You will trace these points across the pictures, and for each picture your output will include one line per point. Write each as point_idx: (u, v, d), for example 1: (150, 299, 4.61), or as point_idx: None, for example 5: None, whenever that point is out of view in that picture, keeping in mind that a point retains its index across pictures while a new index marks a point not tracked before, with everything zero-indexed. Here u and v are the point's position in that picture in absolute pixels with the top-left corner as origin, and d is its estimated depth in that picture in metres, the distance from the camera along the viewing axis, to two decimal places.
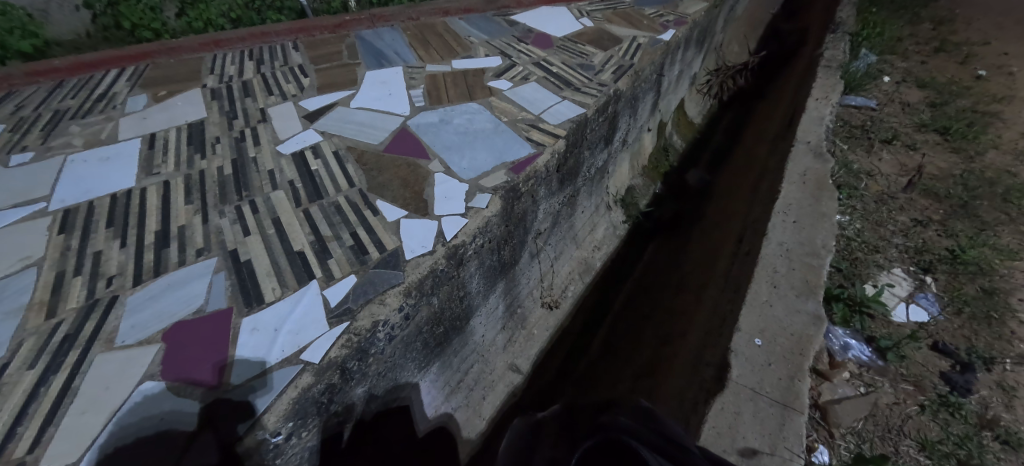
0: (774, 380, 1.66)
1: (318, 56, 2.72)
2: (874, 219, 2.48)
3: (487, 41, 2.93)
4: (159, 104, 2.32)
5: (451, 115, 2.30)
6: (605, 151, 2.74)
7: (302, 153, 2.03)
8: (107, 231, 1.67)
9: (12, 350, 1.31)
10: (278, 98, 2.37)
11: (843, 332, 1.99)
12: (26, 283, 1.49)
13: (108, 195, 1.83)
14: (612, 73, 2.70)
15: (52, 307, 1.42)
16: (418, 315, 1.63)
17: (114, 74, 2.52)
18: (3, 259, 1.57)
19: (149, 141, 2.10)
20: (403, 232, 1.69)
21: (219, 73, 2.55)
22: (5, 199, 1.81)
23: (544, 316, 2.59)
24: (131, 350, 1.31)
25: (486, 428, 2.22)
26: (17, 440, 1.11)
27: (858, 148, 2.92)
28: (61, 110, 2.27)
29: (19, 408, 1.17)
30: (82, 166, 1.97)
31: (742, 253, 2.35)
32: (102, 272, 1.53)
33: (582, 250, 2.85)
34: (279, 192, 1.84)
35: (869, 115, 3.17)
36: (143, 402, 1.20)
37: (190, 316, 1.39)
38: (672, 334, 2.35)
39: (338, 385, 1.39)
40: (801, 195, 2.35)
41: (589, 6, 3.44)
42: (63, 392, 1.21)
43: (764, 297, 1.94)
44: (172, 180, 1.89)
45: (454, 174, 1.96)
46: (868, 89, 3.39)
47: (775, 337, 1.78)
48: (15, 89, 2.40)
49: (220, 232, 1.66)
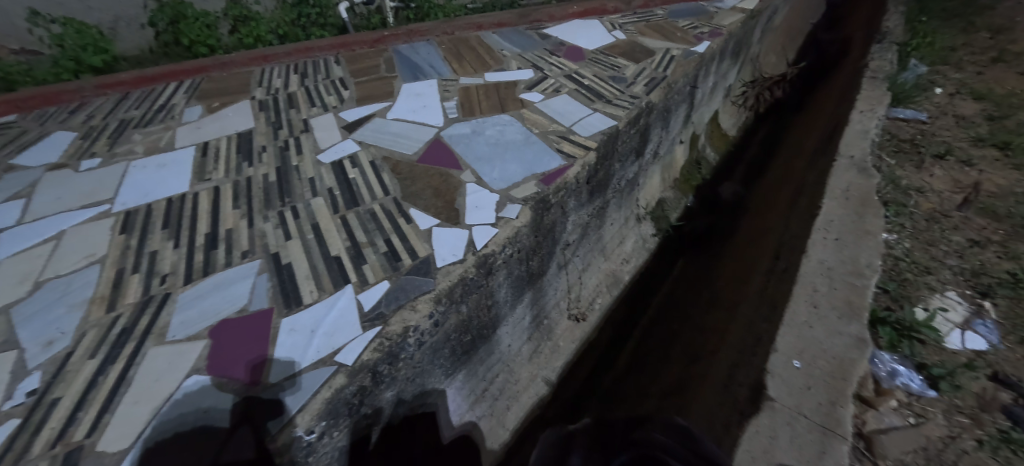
0: (814, 405, 1.59)
1: (357, 70, 2.83)
2: (926, 239, 2.35)
3: (519, 54, 2.99)
4: (212, 115, 2.47)
5: (483, 127, 2.34)
6: (636, 164, 2.72)
7: (340, 162, 2.12)
8: (163, 232, 1.79)
9: (75, 340, 1.42)
10: (319, 110, 2.48)
11: (891, 358, 1.88)
12: (90, 278, 1.62)
13: (164, 198, 1.96)
14: (645, 86, 2.69)
15: (112, 301, 1.53)
16: (447, 322, 1.66)
17: (173, 87, 2.71)
18: (71, 256, 1.71)
19: (202, 149, 2.24)
20: (435, 240, 1.72)
21: (267, 86, 2.69)
22: (75, 201, 1.96)
23: (571, 329, 2.55)
24: (179, 345, 1.39)
25: (509, 439, 2.22)
26: (77, 424, 1.20)
27: (906, 163, 2.78)
28: (126, 119, 2.45)
29: (80, 394, 1.26)
30: (142, 171, 2.12)
31: (779, 270, 2.27)
32: (157, 270, 1.63)
33: (610, 262, 2.80)
34: (319, 199, 1.92)
35: (918, 129, 3.02)
36: (188, 395, 1.27)
37: (234, 315, 1.46)
38: (702, 352, 2.28)
39: (368, 388, 1.42)
40: (843, 211, 2.27)
41: (622, 19, 3.45)
42: (119, 381, 1.29)
43: (804, 318, 1.86)
44: (222, 186, 2.01)
45: (485, 184, 1.99)
46: (917, 101, 3.24)
47: (815, 360, 1.72)
48: (86, 101, 2.62)
49: (264, 235, 1.75)
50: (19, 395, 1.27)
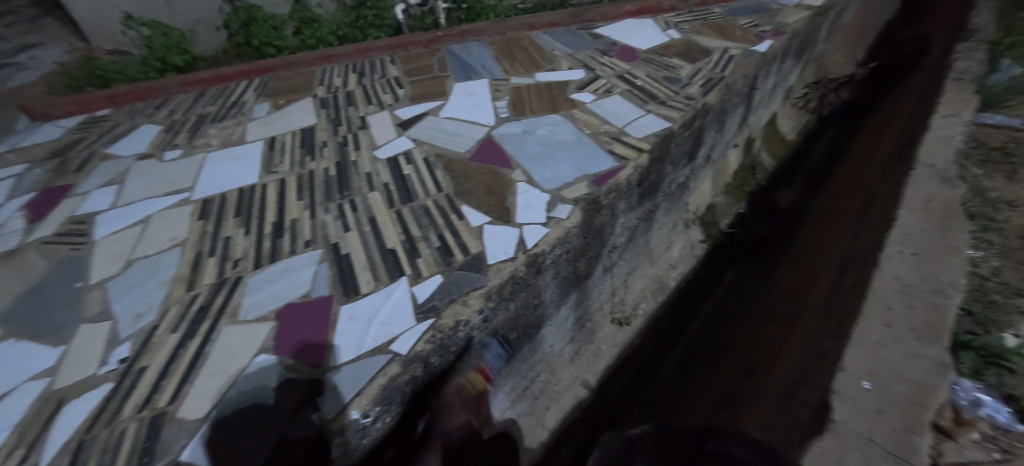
0: (888, 431, 1.52)
1: (412, 70, 2.92)
2: (1018, 258, 2.13)
3: (571, 54, 2.98)
4: (278, 111, 2.63)
5: (535, 127, 2.35)
6: (688, 167, 2.64)
7: (396, 158, 2.19)
8: (235, 219, 1.92)
9: (160, 315, 1.55)
10: (376, 108, 2.58)
11: (974, 386, 1.73)
12: (173, 259, 1.77)
13: (236, 188, 2.10)
14: (701, 86, 2.60)
15: (191, 281, 1.66)
16: (495, 319, 1.68)
17: (244, 85, 2.91)
18: (156, 239, 1.88)
19: (269, 143, 2.39)
20: (486, 237, 1.75)
21: (328, 85, 2.83)
22: (160, 189, 2.15)
23: (615, 333, 2.49)
24: (250, 325, 1.49)
25: (548, 439, 2.21)
26: (162, 392, 1.31)
27: (996, 174, 2.53)
28: (203, 114, 2.66)
29: (164, 365, 1.38)
30: (217, 163, 2.28)
31: (844, 285, 2.14)
32: (230, 254, 1.76)
33: (657, 267, 2.73)
34: (375, 193, 2.00)
35: (1011, 136, 2.74)
36: (257, 372, 1.36)
37: (298, 299, 1.55)
38: (756, 365, 2.18)
39: (420, 378, 1.47)
40: (923, 224, 2.13)
41: (677, 17, 3.36)
42: (197, 355, 1.40)
43: (876, 338, 1.79)
44: (287, 179, 2.13)
45: (536, 184, 2.00)
46: (1011, 105, 2.94)
47: (888, 383, 1.63)
48: (170, 97, 2.85)
49: (325, 226, 1.84)
50: (113, 361, 1.42)
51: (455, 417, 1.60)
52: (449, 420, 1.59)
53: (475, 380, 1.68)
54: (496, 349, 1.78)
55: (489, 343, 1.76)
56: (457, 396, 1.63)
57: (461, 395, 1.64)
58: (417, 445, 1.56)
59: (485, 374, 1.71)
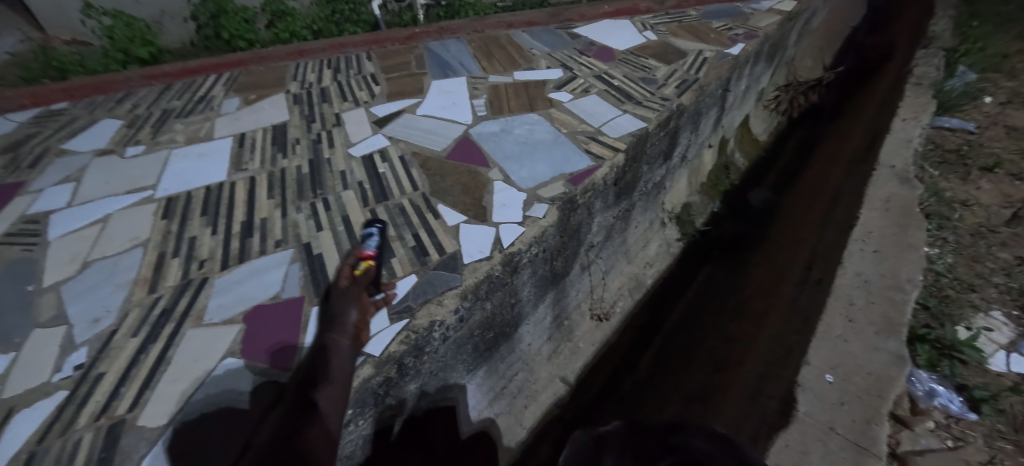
0: (848, 421, 1.59)
1: (388, 66, 2.87)
2: (970, 255, 2.24)
3: (549, 53, 2.98)
4: (248, 107, 2.55)
5: (512, 125, 2.35)
6: (664, 167, 2.68)
7: (371, 156, 2.16)
8: (201, 219, 1.86)
9: (119, 319, 1.49)
10: (351, 105, 2.53)
11: (928, 377, 1.81)
12: (134, 260, 1.69)
13: (203, 186, 2.03)
14: (676, 88, 2.65)
15: (154, 283, 1.60)
16: (471, 318, 1.67)
17: (213, 79, 2.81)
18: (116, 239, 1.80)
19: (239, 140, 2.32)
20: (462, 236, 1.74)
21: (301, 80, 2.76)
22: (121, 187, 2.06)
23: (592, 330, 2.53)
24: (216, 328, 1.44)
25: (526, 437, 2.20)
26: (121, 399, 1.26)
27: (951, 175, 2.66)
28: (169, 109, 2.56)
29: (123, 371, 1.33)
30: (183, 159, 2.20)
31: (811, 282, 2.21)
32: (195, 255, 1.70)
33: (633, 265, 2.76)
34: (349, 192, 1.96)
35: (965, 139, 2.89)
36: (224, 376, 1.32)
37: (267, 301, 1.51)
38: (728, 361, 2.23)
39: (394, 379, 1.46)
40: (883, 223, 2.22)
41: (654, 19, 3.40)
42: (159, 360, 1.35)
43: (838, 332, 1.85)
44: (257, 177, 2.07)
45: (513, 183, 1.99)
46: (965, 110, 3.10)
47: (850, 375, 1.70)
48: (132, 90, 2.73)
49: (297, 226, 1.80)
50: (67, 368, 1.35)
51: (350, 302, 1.36)
52: (346, 306, 1.35)
53: (359, 266, 1.50)
54: (376, 236, 1.65)
55: (368, 233, 1.67)
56: (348, 285, 1.43)
57: (348, 282, 1.43)
58: (322, 340, 1.30)
59: (371, 260, 1.53)
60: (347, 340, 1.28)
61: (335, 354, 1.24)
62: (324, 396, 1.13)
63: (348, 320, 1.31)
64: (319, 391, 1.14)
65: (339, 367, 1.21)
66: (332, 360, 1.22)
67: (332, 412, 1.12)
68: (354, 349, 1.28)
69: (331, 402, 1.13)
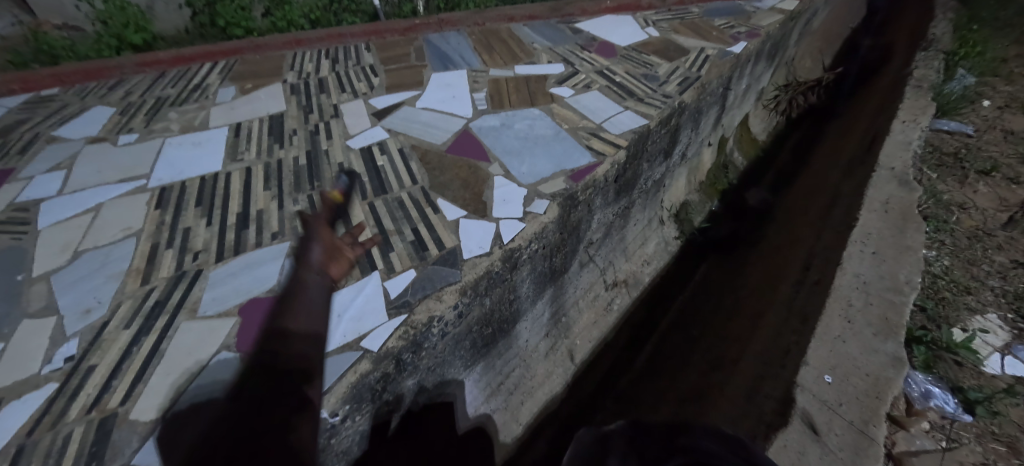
0: (846, 422, 1.58)
1: (387, 58, 2.83)
2: (966, 257, 2.25)
3: (550, 48, 2.95)
4: (245, 96, 2.51)
5: (513, 120, 2.32)
6: (664, 165, 2.67)
7: (369, 148, 2.13)
8: (196, 209, 1.83)
9: (111, 310, 1.46)
10: (350, 96, 2.49)
11: (925, 378, 1.81)
12: (127, 251, 1.66)
13: (198, 176, 2.00)
14: (678, 85, 2.63)
15: (147, 274, 1.57)
16: (470, 314, 1.66)
17: (208, 67, 2.76)
18: (108, 229, 1.76)
19: (235, 129, 2.28)
20: (462, 232, 1.72)
21: (299, 70, 2.72)
22: (113, 175, 2.02)
23: (589, 327, 2.54)
24: (210, 321, 1.42)
25: (523, 434, 2.21)
26: (111, 392, 1.23)
27: (948, 178, 2.67)
28: (163, 97, 2.51)
29: (114, 364, 1.30)
30: (178, 148, 2.16)
31: (809, 282, 2.21)
32: (190, 246, 1.67)
33: (631, 262, 2.75)
34: (347, 185, 1.93)
35: (963, 142, 2.90)
36: (217, 369, 1.29)
37: (263, 294, 1.49)
38: (724, 359, 2.24)
39: (391, 375, 1.44)
40: (881, 224, 2.22)
41: (656, 15, 3.38)
42: (152, 353, 1.32)
43: (837, 333, 1.84)
44: (253, 167, 2.04)
45: (514, 178, 1.97)
46: (964, 113, 3.11)
47: (847, 376, 1.69)
48: (125, 77, 2.68)
49: (294, 218, 1.77)
50: (58, 360, 1.32)
51: (311, 240, 1.27)
52: (307, 243, 1.27)
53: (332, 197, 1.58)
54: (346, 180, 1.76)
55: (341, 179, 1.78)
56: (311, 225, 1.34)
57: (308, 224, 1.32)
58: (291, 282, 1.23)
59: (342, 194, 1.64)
60: (318, 275, 1.22)
61: (305, 291, 1.18)
62: (288, 346, 1.05)
63: (310, 254, 1.24)
64: (281, 339, 1.06)
65: (308, 303, 1.15)
66: (300, 297, 1.15)
67: (304, 359, 1.04)
68: (325, 283, 1.22)
69: (302, 348, 1.06)
